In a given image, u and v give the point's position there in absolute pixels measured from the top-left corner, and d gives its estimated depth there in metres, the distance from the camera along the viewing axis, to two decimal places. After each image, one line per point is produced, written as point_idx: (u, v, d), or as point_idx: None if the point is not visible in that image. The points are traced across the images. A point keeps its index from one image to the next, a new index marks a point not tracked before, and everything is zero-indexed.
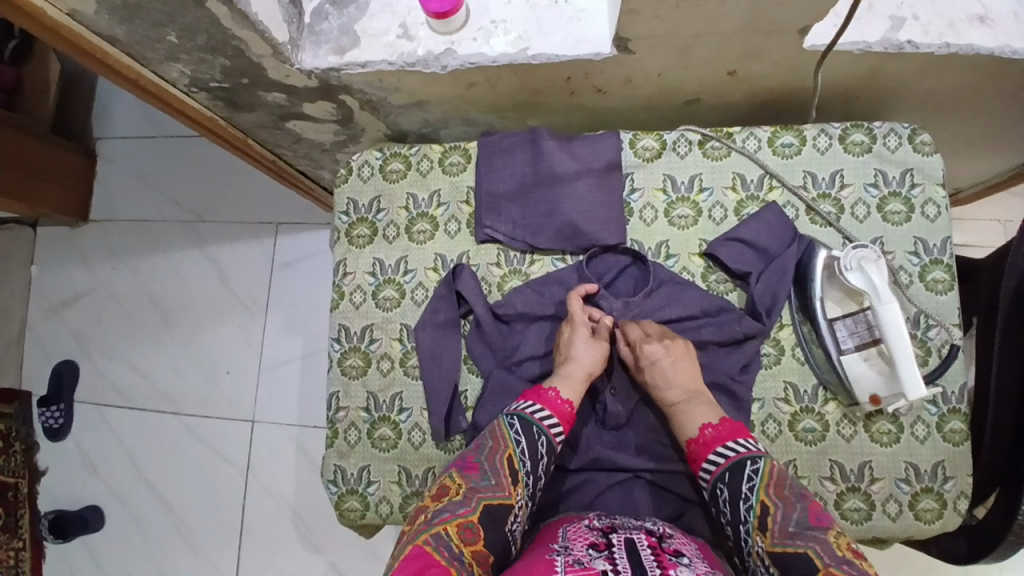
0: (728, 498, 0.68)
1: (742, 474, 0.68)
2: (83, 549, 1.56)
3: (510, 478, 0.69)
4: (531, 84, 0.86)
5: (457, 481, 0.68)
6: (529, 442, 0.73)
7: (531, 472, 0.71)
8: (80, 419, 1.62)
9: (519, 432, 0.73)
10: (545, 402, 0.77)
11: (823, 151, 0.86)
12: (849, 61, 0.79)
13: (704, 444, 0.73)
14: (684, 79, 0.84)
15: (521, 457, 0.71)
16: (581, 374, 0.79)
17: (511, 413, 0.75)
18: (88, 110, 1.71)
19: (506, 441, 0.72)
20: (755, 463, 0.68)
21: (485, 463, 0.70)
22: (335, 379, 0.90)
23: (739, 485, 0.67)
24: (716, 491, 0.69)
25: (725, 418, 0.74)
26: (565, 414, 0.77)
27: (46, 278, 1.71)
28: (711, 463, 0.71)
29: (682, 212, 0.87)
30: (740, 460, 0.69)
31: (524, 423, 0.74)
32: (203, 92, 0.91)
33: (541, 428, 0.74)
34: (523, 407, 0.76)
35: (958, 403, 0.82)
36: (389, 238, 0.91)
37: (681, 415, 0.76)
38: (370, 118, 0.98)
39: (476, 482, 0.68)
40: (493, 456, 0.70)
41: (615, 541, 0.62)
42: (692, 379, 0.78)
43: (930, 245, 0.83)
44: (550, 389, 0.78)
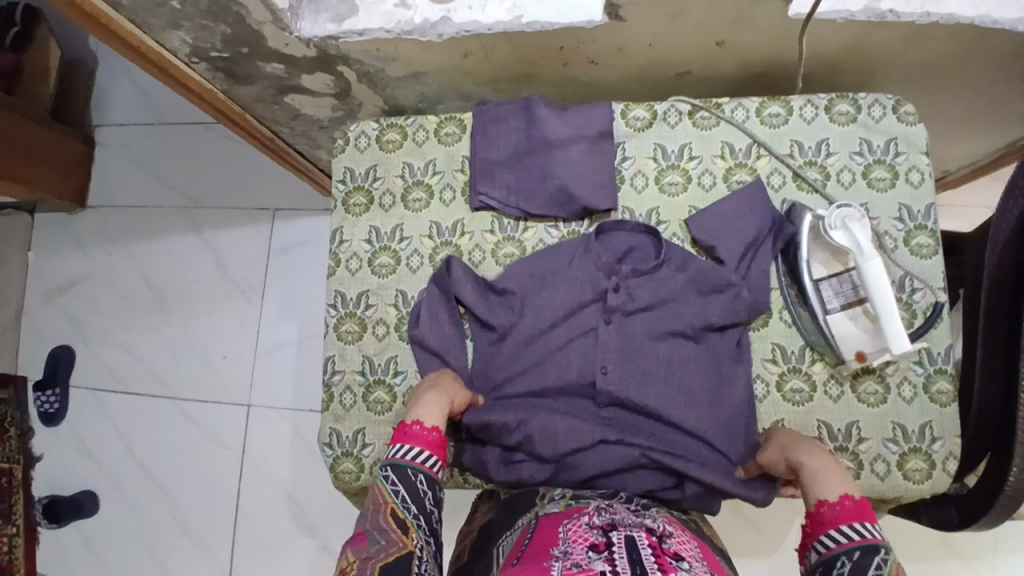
0: (846, 574, 0.60)
1: (872, 558, 0.60)
2: (75, 534, 1.56)
3: (399, 529, 0.66)
4: (526, 55, 0.88)
5: (350, 558, 0.65)
6: (409, 487, 0.69)
7: (420, 514, 0.68)
8: (74, 404, 1.62)
9: (396, 481, 0.69)
10: (415, 439, 0.72)
11: (809, 120, 0.88)
12: (833, 30, 0.81)
13: (839, 512, 0.64)
14: (673, 49, 0.87)
15: (404, 504, 0.68)
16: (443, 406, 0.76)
17: (385, 465, 0.71)
18: (87, 97, 1.72)
19: (387, 499, 0.68)
20: (886, 553, 0.61)
21: (371, 528, 0.67)
22: (331, 344, 0.91)
23: (865, 568, 0.60)
24: (834, 562, 0.62)
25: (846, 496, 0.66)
26: (434, 440, 0.73)
27: (43, 264, 1.71)
28: (839, 534, 0.63)
29: (673, 179, 0.89)
30: (871, 544, 0.61)
31: (398, 470, 0.70)
32: (203, 63, 0.93)
33: (417, 468, 0.71)
34: (395, 453, 0.72)
35: (944, 363, 0.84)
36: (385, 206, 0.93)
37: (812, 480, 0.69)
38: (367, 92, 1.00)
39: (367, 550, 0.65)
40: (376, 519, 0.67)
41: (615, 541, 0.62)
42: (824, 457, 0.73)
43: (915, 211, 0.86)
44: (415, 423, 0.74)
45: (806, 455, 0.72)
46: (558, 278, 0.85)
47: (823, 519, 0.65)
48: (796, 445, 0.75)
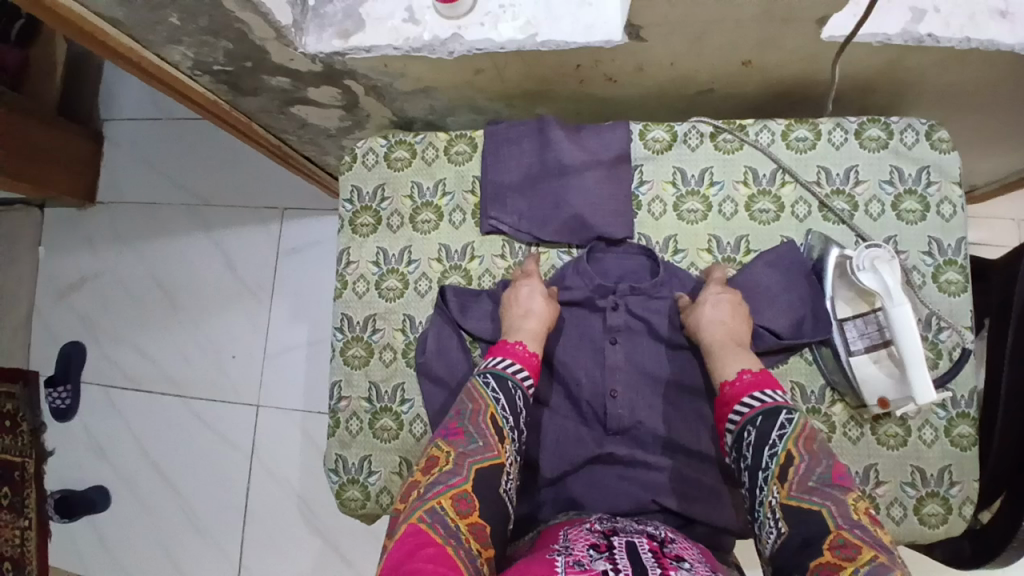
0: (754, 441, 0.66)
1: (775, 421, 0.65)
2: (88, 528, 1.59)
3: (496, 438, 0.69)
4: (541, 72, 0.84)
5: (445, 449, 0.67)
6: (507, 398, 0.72)
7: (514, 426, 0.71)
8: (86, 400, 1.64)
9: (496, 389, 0.72)
10: (510, 353, 0.77)
11: (837, 146, 0.84)
12: (867, 53, 0.76)
13: (737, 388, 0.70)
14: (697, 69, 0.82)
15: (503, 415, 0.71)
16: (537, 326, 0.79)
17: (484, 372, 0.75)
18: (95, 92, 1.70)
19: (487, 402, 0.71)
20: (789, 413, 0.66)
21: (470, 427, 0.69)
22: (337, 368, 0.89)
23: (769, 432, 0.65)
24: (742, 434, 0.67)
25: (747, 372, 0.72)
26: (534, 364, 0.77)
27: (54, 260, 1.71)
28: (743, 406, 0.68)
29: (691, 207, 0.85)
30: (774, 408, 0.67)
31: (499, 379, 0.73)
32: (207, 76, 0.90)
33: (516, 382, 0.74)
34: (495, 364, 0.75)
35: (967, 407, 0.81)
36: (393, 227, 0.90)
37: (717, 359, 0.74)
38: (375, 105, 0.97)
39: (463, 446, 0.67)
40: (476, 419, 0.69)
41: (616, 543, 0.60)
42: (742, 328, 0.77)
43: (945, 245, 0.82)
44: (517, 343, 0.78)
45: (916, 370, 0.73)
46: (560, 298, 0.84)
47: (727, 399, 0.71)
48: (722, 309, 0.76)
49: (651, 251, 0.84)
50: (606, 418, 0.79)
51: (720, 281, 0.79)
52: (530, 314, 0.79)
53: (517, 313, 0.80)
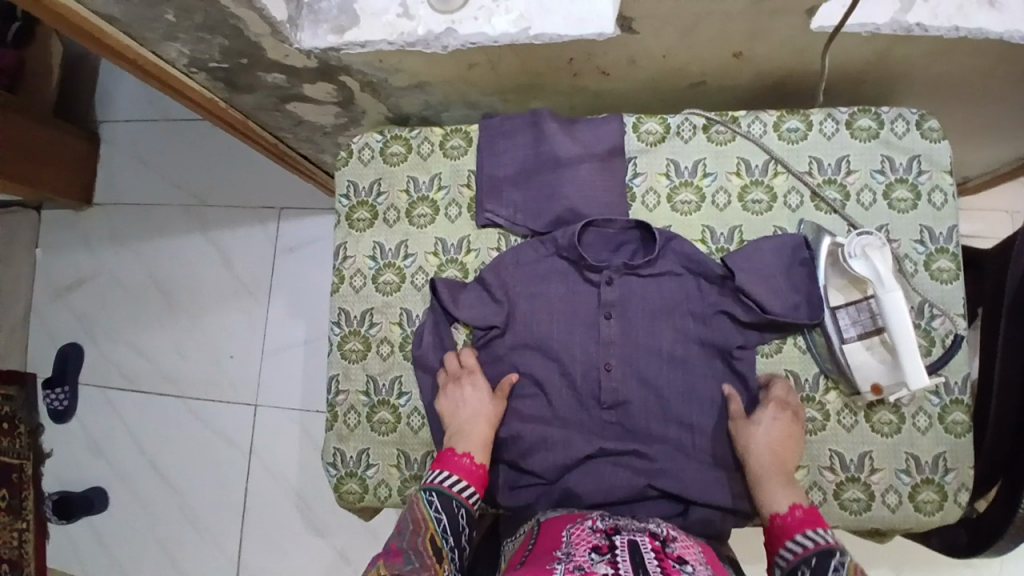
0: None
1: (829, 563, 0.64)
2: (87, 529, 1.59)
3: (434, 557, 0.67)
4: (535, 66, 0.84)
5: (382, 569, 0.64)
6: (450, 516, 0.72)
7: (454, 547, 0.71)
8: (84, 401, 1.64)
9: (439, 509, 0.72)
10: (457, 468, 0.76)
11: (829, 136, 0.85)
12: (857, 43, 0.77)
13: (789, 523, 0.70)
14: (689, 61, 0.83)
15: (443, 535, 0.70)
16: (481, 433, 0.79)
17: (426, 490, 0.74)
18: (92, 93, 1.71)
19: (428, 522, 0.71)
20: (841, 555, 0.64)
21: (409, 548, 0.67)
22: (334, 362, 0.90)
23: (825, 572, 0.63)
24: (794, 572, 0.66)
25: (797, 506, 0.71)
26: (478, 476, 0.77)
27: (51, 261, 1.71)
28: (796, 544, 0.67)
29: (685, 197, 0.86)
30: (827, 549, 0.65)
31: (443, 498, 0.73)
32: (203, 73, 0.90)
33: (460, 501, 0.74)
34: (439, 480, 0.75)
35: (960, 393, 0.81)
36: (389, 221, 0.91)
37: (767, 489, 0.74)
38: (371, 101, 0.97)
39: (401, 566, 0.63)
40: (414, 539, 0.68)
41: (618, 543, 0.61)
42: (790, 456, 0.76)
43: (936, 233, 0.83)
44: (463, 455, 0.77)
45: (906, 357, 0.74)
46: (552, 280, 0.85)
47: (779, 530, 0.70)
48: (774, 428, 0.76)
49: (647, 225, 0.83)
50: (600, 393, 0.81)
51: (777, 406, 0.78)
52: (476, 418, 0.79)
53: (462, 419, 0.79)
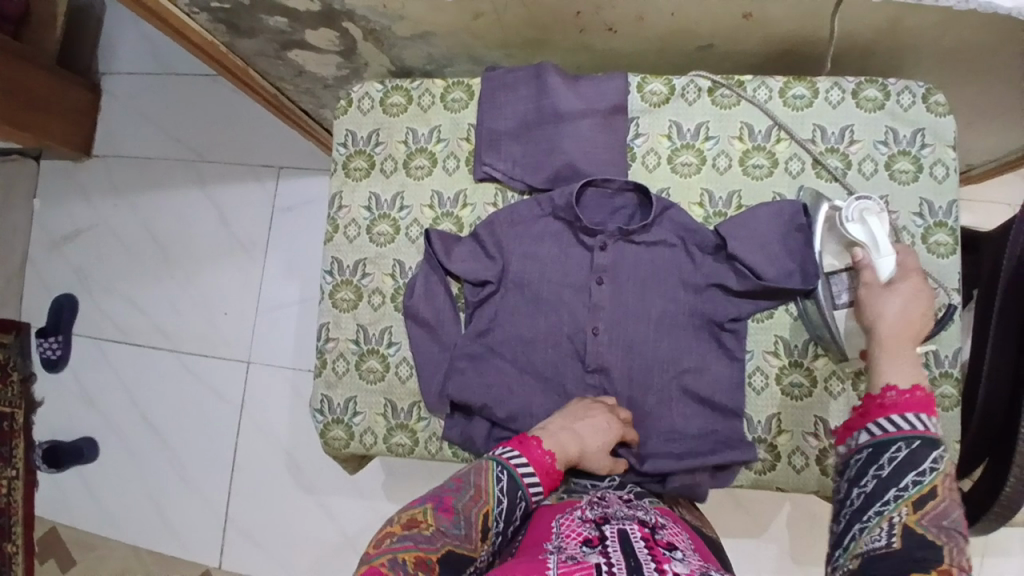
0: (900, 458, 0.60)
1: (930, 452, 0.60)
2: (77, 478, 1.60)
3: (480, 533, 0.62)
4: (540, 18, 0.83)
5: (428, 518, 0.61)
6: (511, 504, 0.65)
7: (501, 531, 0.64)
8: (78, 352, 1.65)
9: (504, 491, 0.65)
10: (535, 459, 0.68)
11: (834, 104, 0.84)
12: (868, 8, 0.76)
13: (906, 400, 0.64)
14: (697, 21, 0.81)
15: (497, 517, 0.64)
16: (576, 450, 0.72)
17: (499, 462, 0.67)
18: (93, 44, 1.68)
19: (489, 496, 0.64)
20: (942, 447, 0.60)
21: (461, 511, 0.62)
22: (325, 311, 0.90)
23: (922, 457, 0.60)
24: (887, 445, 0.62)
25: (917, 387, 0.66)
26: (549, 477, 0.69)
27: (49, 211, 1.71)
28: (890, 423, 0.63)
29: (686, 160, 0.85)
30: (930, 437, 0.61)
31: (511, 482, 0.66)
32: (204, 13, 0.89)
33: (525, 492, 0.66)
34: (509, 457, 0.68)
35: (949, 367, 0.81)
36: (386, 171, 0.90)
37: (879, 363, 0.69)
38: (373, 51, 0.96)
39: (446, 526, 0.61)
40: (471, 506, 0.63)
41: (608, 534, 0.61)
42: (917, 330, 0.70)
43: (936, 208, 0.82)
44: (547, 452, 0.70)
45: (898, 326, 0.70)
46: (546, 241, 0.85)
47: (887, 403, 0.65)
48: (908, 304, 0.71)
49: (644, 189, 0.82)
50: (586, 354, 0.82)
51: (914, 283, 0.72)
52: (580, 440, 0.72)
53: (568, 429, 0.73)
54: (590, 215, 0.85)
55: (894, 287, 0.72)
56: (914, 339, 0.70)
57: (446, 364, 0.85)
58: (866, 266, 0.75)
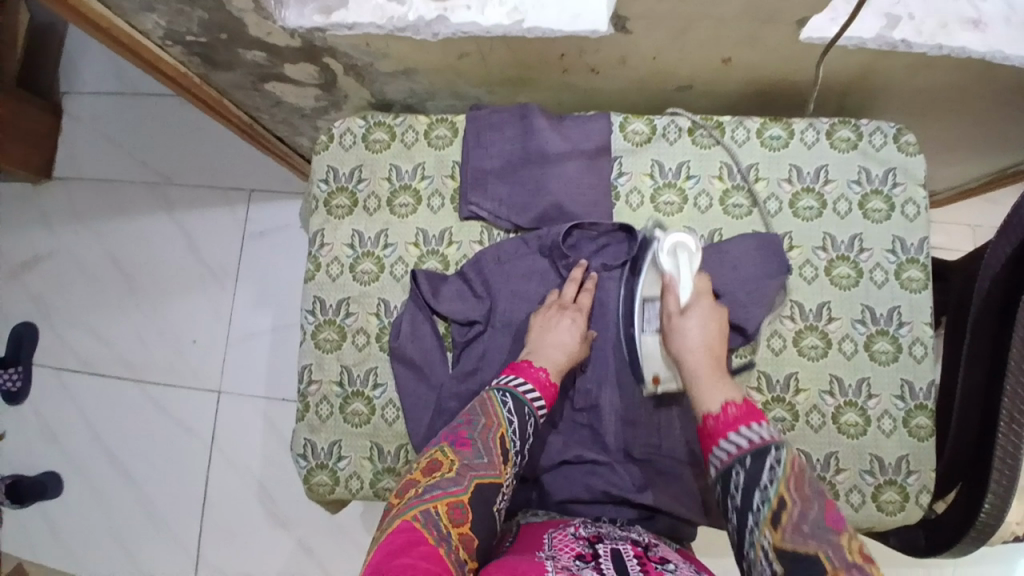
0: (743, 482, 0.61)
1: (764, 461, 0.61)
2: (37, 518, 1.52)
3: (502, 457, 0.67)
4: (524, 59, 0.83)
5: (450, 456, 0.65)
6: (520, 421, 0.70)
7: (520, 451, 0.69)
8: (38, 384, 1.57)
9: (511, 410, 0.70)
10: (530, 377, 0.73)
11: (809, 145, 0.87)
12: (844, 57, 0.79)
13: (725, 420, 0.66)
14: (678, 64, 0.83)
15: (512, 437, 0.68)
16: (564, 359, 0.76)
17: (499, 388, 0.72)
18: (54, 62, 1.62)
19: (500, 419, 0.69)
20: (778, 452, 0.61)
21: (479, 441, 0.66)
22: (308, 352, 0.88)
23: (760, 473, 0.61)
24: (729, 474, 0.63)
25: (745, 399, 0.68)
26: (550, 392, 0.74)
27: (6, 236, 1.63)
28: (730, 444, 0.64)
29: (668, 199, 0.87)
30: (763, 447, 0.62)
31: (515, 400, 0.71)
32: (179, 46, 0.86)
33: (530, 409, 0.72)
34: (511, 382, 0.72)
35: (925, 398, 0.84)
36: (369, 209, 0.89)
37: (700, 388, 0.71)
38: (354, 85, 0.95)
39: (468, 459, 0.65)
40: (486, 434, 0.67)
41: (602, 552, 0.61)
42: (720, 347, 0.75)
43: (908, 244, 0.86)
44: (540, 369, 0.75)
45: (699, 353, 0.73)
46: (532, 282, 0.86)
47: (711, 431, 0.67)
48: (705, 327, 0.75)
49: (629, 227, 0.83)
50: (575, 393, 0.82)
51: (707, 303, 0.77)
52: (562, 346, 0.77)
53: (548, 340, 0.77)
54: (576, 253, 0.85)
55: (695, 312, 0.76)
56: (716, 364, 0.73)
57: (434, 406, 0.83)
58: (671, 288, 0.78)
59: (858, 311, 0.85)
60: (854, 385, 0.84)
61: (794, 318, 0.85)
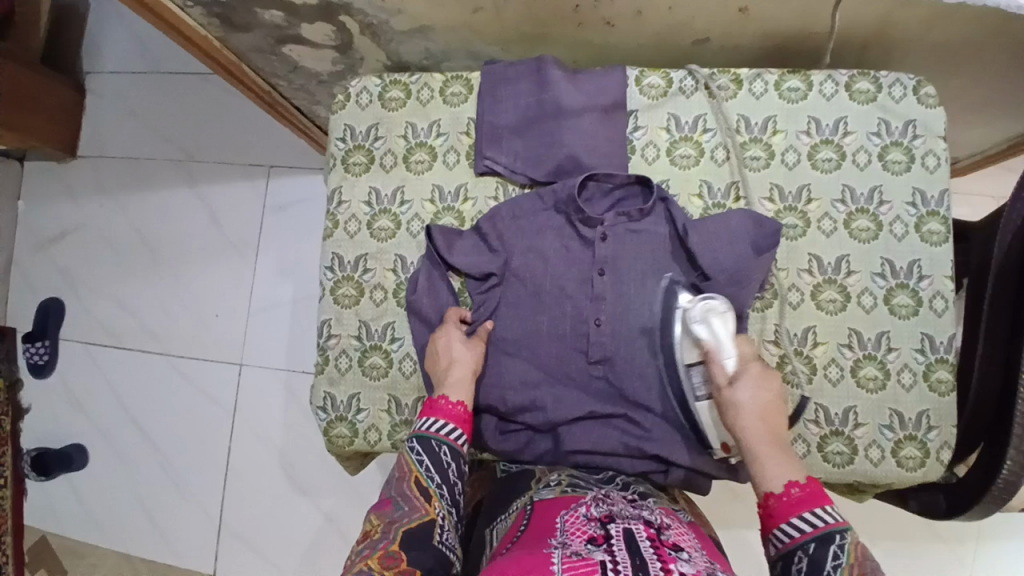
0: (805, 569, 0.59)
1: (828, 549, 0.59)
2: (65, 486, 1.56)
3: (423, 498, 0.67)
4: (538, 13, 0.83)
5: (375, 521, 0.67)
6: (433, 458, 0.70)
7: (443, 484, 0.69)
8: (65, 356, 1.61)
9: (421, 452, 0.70)
10: (439, 412, 0.74)
11: (828, 97, 0.85)
12: (863, 2, 0.77)
13: (787, 502, 0.63)
14: (694, 15, 0.82)
15: (428, 474, 0.69)
16: (464, 373, 0.77)
17: (411, 436, 0.73)
18: (78, 43, 1.66)
19: (411, 467, 0.69)
20: (843, 538, 0.59)
21: (396, 495, 0.68)
22: (327, 307, 0.89)
23: (823, 560, 0.58)
24: (791, 556, 0.60)
25: (811, 479, 0.64)
26: (461, 415, 0.74)
27: (34, 214, 1.67)
28: (793, 528, 0.61)
29: (684, 152, 0.86)
30: (828, 533, 0.59)
31: (422, 441, 0.71)
32: (199, 6, 0.88)
33: (443, 442, 0.72)
34: (423, 426, 0.73)
35: (945, 353, 0.83)
36: (386, 166, 0.90)
37: (761, 463, 0.67)
38: (370, 45, 0.95)
39: (390, 515, 0.66)
40: (401, 486, 0.68)
41: (614, 533, 0.60)
42: (777, 421, 0.71)
43: (928, 197, 0.84)
44: (442, 397, 0.76)
45: (752, 427, 0.69)
46: (549, 235, 0.85)
47: (773, 512, 0.63)
48: (759, 396, 0.71)
49: (646, 180, 0.83)
50: (590, 347, 0.81)
51: (760, 371, 0.73)
52: (456, 364, 0.78)
53: (446, 367, 0.78)
54: (593, 208, 0.85)
55: (743, 384, 0.71)
56: (776, 438, 0.69)
57: None
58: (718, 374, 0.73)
59: (877, 264, 0.84)
60: (873, 338, 0.83)
61: (813, 271, 0.84)
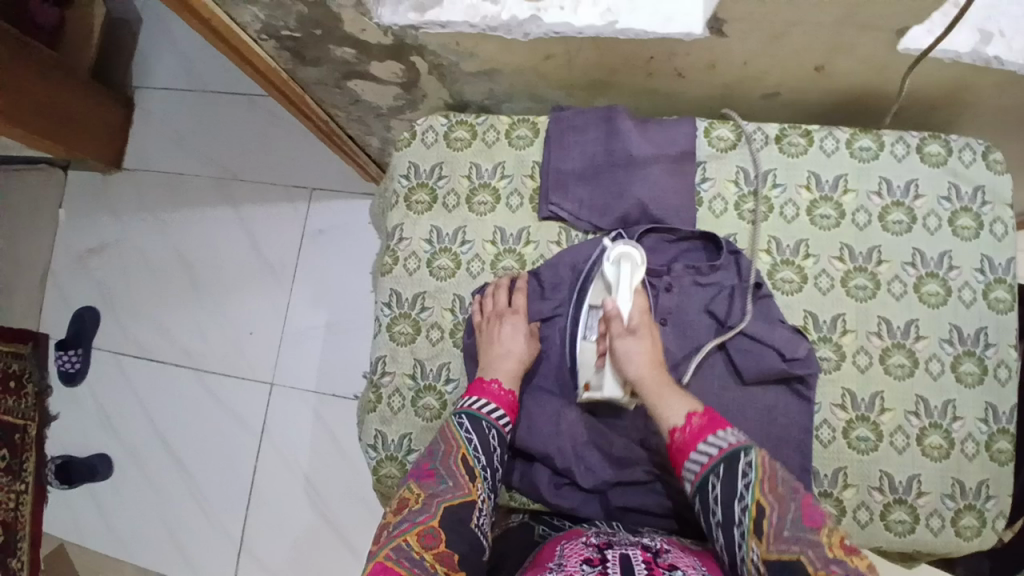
0: (721, 496, 0.62)
1: (734, 470, 0.62)
2: (86, 497, 1.56)
3: (467, 477, 0.71)
4: (611, 62, 0.84)
5: (415, 491, 0.70)
6: (481, 438, 0.74)
7: (487, 466, 0.73)
8: (96, 366, 1.62)
9: (471, 430, 0.74)
10: (486, 393, 0.78)
11: (899, 158, 0.85)
12: (938, 69, 0.77)
13: (691, 432, 0.68)
14: (768, 70, 0.82)
15: (474, 454, 0.73)
16: (514, 365, 0.80)
17: (459, 412, 0.76)
18: (131, 59, 1.69)
19: (459, 443, 0.73)
20: (748, 455, 0.63)
21: (441, 469, 0.71)
22: (381, 344, 0.88)
23: (733, 483, 0.62)
24: (705, 485, 0.64)
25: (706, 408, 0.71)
26: (508, 402, 0.78)
27: (74, 223, 1.69)
28: (699, 455, 0.65)
29: (752, 207, 0.86)
30: (731, 453, 0.64)
31: (473, 420, 0.75)
32: (272, 40, 0.89)
33: (491, 423, 0.76)
34: (471, 403, 0.77)
35: (1009, 423, 0.81)
36: (448, 206, 0.90)
37: (662, 405, 0.72)
38: (435, 84, 0.96)
39: (434, 487, 0.69)
40: (447, 460, 0.72)
41: (610, 556, 0.59)
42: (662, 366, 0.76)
43: (997, 264, 0.83)
44: (492, 381, 0.79)
45: (646, 374, 0.74)
46: None
47: (680, 445, 0.68)
48: (647, 346, 0.76)
49: (713, 235, 0.83)
50: None
51: (646, 326, 0.78)
52: (510, 356, 0.80)
53: (497, 356, 0.80)
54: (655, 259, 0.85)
55: (637, 335, 0.77)
56: (664, 378, 0.74)
57: None
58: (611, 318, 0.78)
59: (945, 329, 0.82)
60: (940, 406, 0.81)
61: (881, 334, 0.83)
